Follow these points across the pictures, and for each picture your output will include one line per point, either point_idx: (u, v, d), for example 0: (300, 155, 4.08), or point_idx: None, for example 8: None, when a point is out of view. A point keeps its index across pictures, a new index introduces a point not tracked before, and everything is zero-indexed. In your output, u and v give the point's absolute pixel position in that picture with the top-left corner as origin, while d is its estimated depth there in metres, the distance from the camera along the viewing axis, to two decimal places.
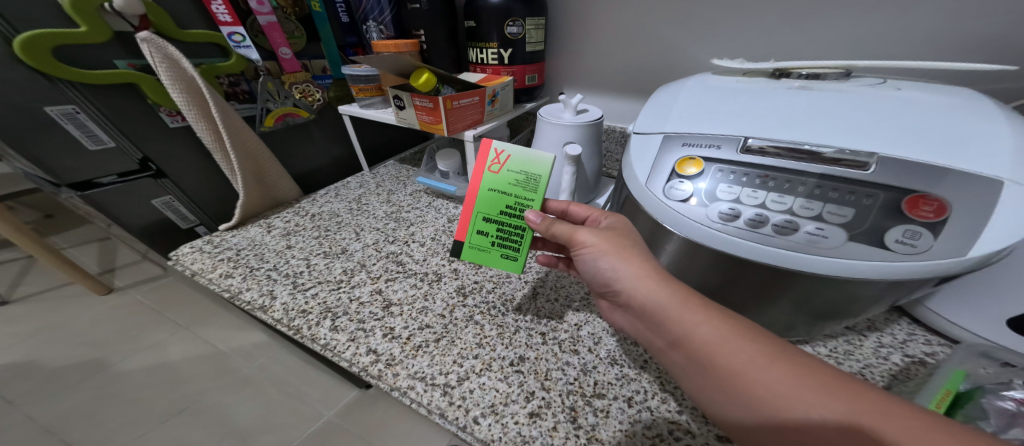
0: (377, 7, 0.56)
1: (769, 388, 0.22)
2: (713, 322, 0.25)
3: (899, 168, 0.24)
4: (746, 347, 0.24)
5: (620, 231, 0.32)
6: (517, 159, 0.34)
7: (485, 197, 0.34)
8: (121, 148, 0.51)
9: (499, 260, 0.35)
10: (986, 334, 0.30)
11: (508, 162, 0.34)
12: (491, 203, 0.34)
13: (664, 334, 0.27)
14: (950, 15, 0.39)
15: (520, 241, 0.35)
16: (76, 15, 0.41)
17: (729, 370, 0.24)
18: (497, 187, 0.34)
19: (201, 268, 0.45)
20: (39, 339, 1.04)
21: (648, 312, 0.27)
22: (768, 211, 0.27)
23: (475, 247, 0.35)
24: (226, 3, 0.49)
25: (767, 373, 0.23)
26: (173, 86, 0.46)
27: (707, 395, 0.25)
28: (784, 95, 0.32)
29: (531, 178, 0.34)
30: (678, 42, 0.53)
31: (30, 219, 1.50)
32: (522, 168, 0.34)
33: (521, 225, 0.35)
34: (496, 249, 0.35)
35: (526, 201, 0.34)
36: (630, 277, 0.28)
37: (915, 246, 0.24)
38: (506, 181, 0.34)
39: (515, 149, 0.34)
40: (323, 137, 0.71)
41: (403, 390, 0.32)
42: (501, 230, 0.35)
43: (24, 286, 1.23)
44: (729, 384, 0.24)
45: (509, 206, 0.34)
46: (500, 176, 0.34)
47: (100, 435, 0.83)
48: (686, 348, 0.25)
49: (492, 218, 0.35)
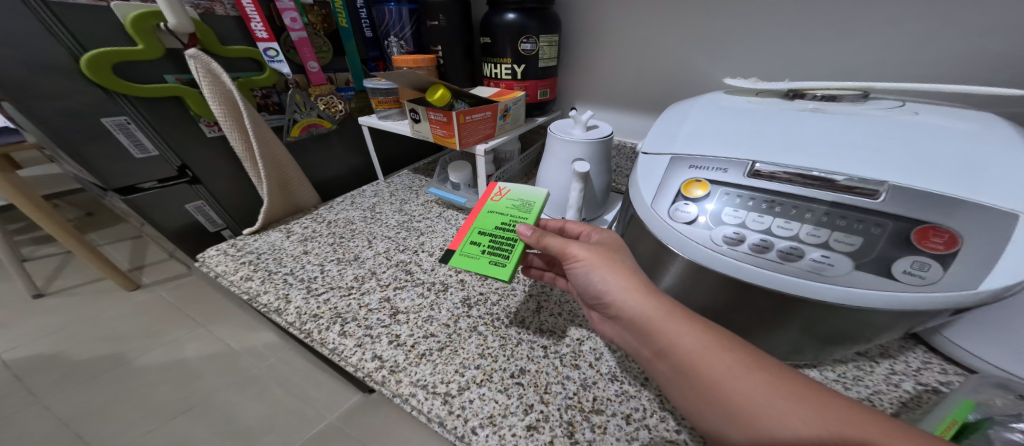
0: (398, 23, 0.58)
1: (750, 398, 0.23)
2: (695, 332, 0.26)
3: (912, 197, 0.24)
4: (728, 358, 0.24)
5: (611, 245, 0.33)
6: (516, 191, 0.39)
7: (482, 216, 0.38)
8: (162, 156, 0.54)
9: (488, 265, 0.34)
10: (1005, 365, 0.29)
11: (508, 194, 0.39)
12: (488, 220, 0.37)
13: (650, 342, 0.27)
14: (968, 38, 0.38)
15: (510, 250, 0.34)
16: (136, 34, 0.45)
17: (712, 379, 0.24)
18: (495, 209, 0.38)
19: (224, 270, 0.48)
20: (68, 332, 1.10)
21: (636, 322, 0.28)
22: (773, 237, 0.27)
23: (465, 254, 0.35)
24: (264, 20, 0.52)
25: (749, 384, 0.23)
26: (214, 100, 0.50)
27: (693, 406, 0.25)
28: (795, 117, 0.32)
29: (528, 204, 0.38)
30: (690, 59, 0.54)
31: (72, 217, 1.60)
32: (520, 197, 0.38)
33: (514, 238, 0.35)
34: (486, 257, 0.35)
35: (522, 220, 0.36)
36: (619, 288, 0.29)
37: (924, 277, 0.23)
38: (504, 205, 0.38)
39: (515, 185, 0.40)
40: (342, 148, 0.74)
41: (404, 397, 0.33)
42: (493, 241, 0.35)
43: (59, 280, 1.31)
44: (712, 394, 0.24)
45: (504, 222, 0.36)
46: (500, 203, 0.38)
47: (113, 428, 0.87)
48: (670, 357, 0.26)
49: (486, 232, 0.36)
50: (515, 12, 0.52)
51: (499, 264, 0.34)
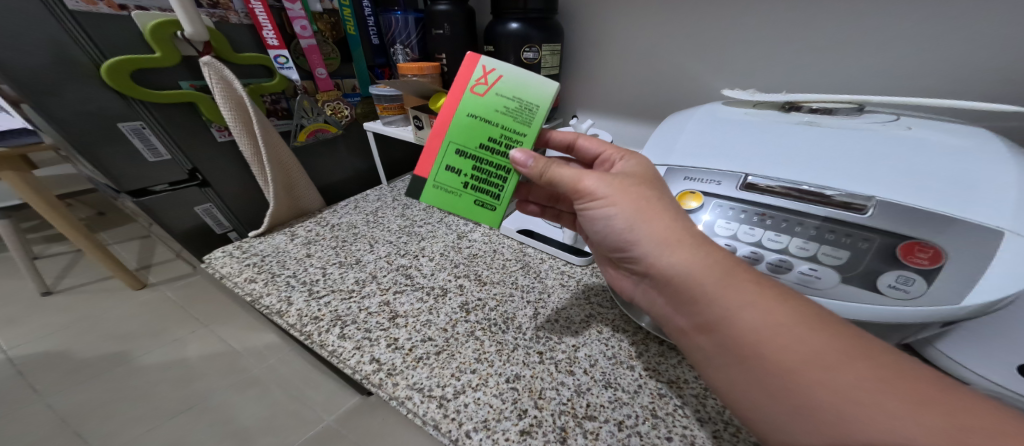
0: (404, 31, 0.60)
1: (827, 383, 0.22)
2: (767, 309, 0.25)
3: (899, 212, 0.24)
4: (808, 341, 0.23)
5: (640, 176, 0.31)
6: (510, 81, 0.31)
7: (464, 124, 0.32)
8: (174, 159, 0.56)
9: (472, 205, 0.33)
10: (992, 375, 0.29)
11: (497, 84, 0.31)
12: (470, 134, 0.32)
13: (696, 315, 0.28)
14: (962, 55, 0.39)
15: (500, 187, 0.33)
16: (154, 43, 0.47)
17: (784, 362, 0.24)
18: (480, 113, 0.32)
19: (229, 271, 0.49)
20: (75, 330, 1.12)
21: (694, 291, 0.27)
22: (763, 249, 0.28)
23: (441, 186, 0.34)
24: (275, 28, 0.54)
25: (829, 368, 0.22)
26: (225, 105, 0.51)
27: (751, 387, 0.25)
28: (789, 130, 0.32)
29: (524, 107, 0.31)
30: (690, 70, 0.54)
31: (85, 216, 1.64)
32: (513, 93, 0.31)
33: (505, 166, 0.32)
34: (470, 193, 0.33)
35: (515, 134, 0.32)
36: (670, 246, 0.28)
37: (907, 292, 0.24)
38: (494, 107, 0.31)
39: (509, 69, 0.31)
40: (348, 152, 0.76)
41: (400, 399, 0.34)
42: (478, 168, 0.33)
43: (68, 278, 1.34)
44: (783, 376, 0.24)
45: (492, 138, 0.32)
46: (487, 99, 0.31)
47: (113, 426, 0.88)
48: (717, 330, 0.26)
49: (467, 153, 0.32)
50: (518, 22, 0.53)
51: (485, 203, 0.33)
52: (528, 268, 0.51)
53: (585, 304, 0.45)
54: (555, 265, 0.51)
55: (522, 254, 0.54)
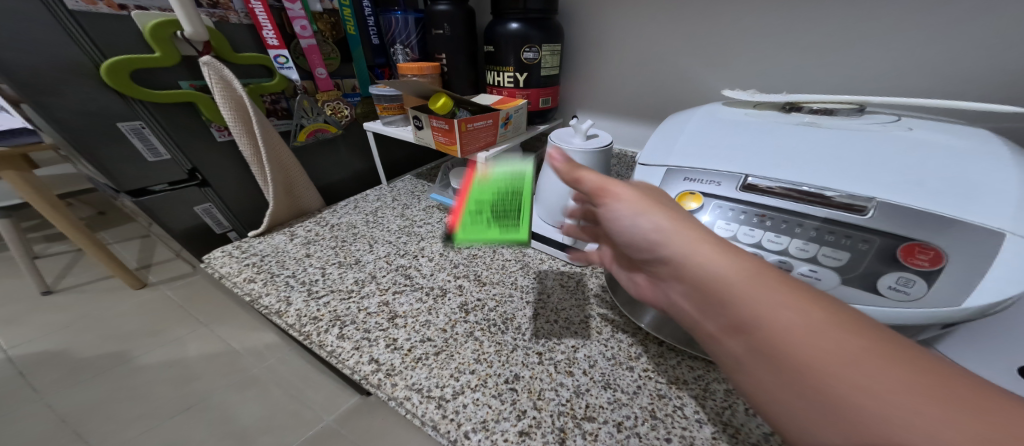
0: (404, 31, 0.60)
1: (895, 401, 0.17)
2: (795, 307, 0.21)
3: (899, 214, 0.24)
4: (848, 344, 0.19)
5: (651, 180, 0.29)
6: (502, 164, 0.42)
7: (481, 187, 0.39)
8: (174, 159, 0.56)
9: (500, 231, 0.36)
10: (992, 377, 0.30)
11: (496, 167, 0.42)
12: (487, 190, 0.39)
13: (720, 317, 0.23)
14: (963, 57, 0.39)
15: (519, 216, 0.38)
16: (154, 43, 0.47)
17: (828, 374, 0.19)
18: (491, 179, 0.40)
19: (228, 271, 0.49)
20: (75, 329, 1.13)
21: (709, 287, 0.23)
22: (763, 250, 0.28)
23: (473, 227, 0.37)
24: (275, 28, 0.54)
25: (886, 379, 0.17)
26: (225, 106, 0.51)
27: (797, 410, 0.20)
28: (789, 131, 0.32)
29: (520, 173, 0.41)
30: (690, 70, 0.54)
31: (86, 215, 1.64)
32: (510, 168, 0.41)
33: (517, 207, 0.39)
34: (496, 224, 0.37)
35: (519, 189, 0.40)
36: (682, 238, 0.24)
37: (909, 293, 0.24)
38: (501, 177, 0.40)
39: (504, 159, 0.43)
40: (348, 152, 0.76)
41: (399, 400, 0.34)
42: (499, 211, 0.38)
43: (69, 277, 1.34)
44: (830, 392, 0.18)
45: (503, 193, 0.39)
46: (492, 174, 0.41)
47: (112, 425, 0.88)
48: (744, 332, 0.22)
49: (487, 203, 0.39)
50: (518, 22, 0.53)
51: (510, 227, 0.37)
52: (528, 268, 0.51)
53: (585, 305, 0.44)
54: (554, 265, 0.51)
55: (522, 254, 0.54)
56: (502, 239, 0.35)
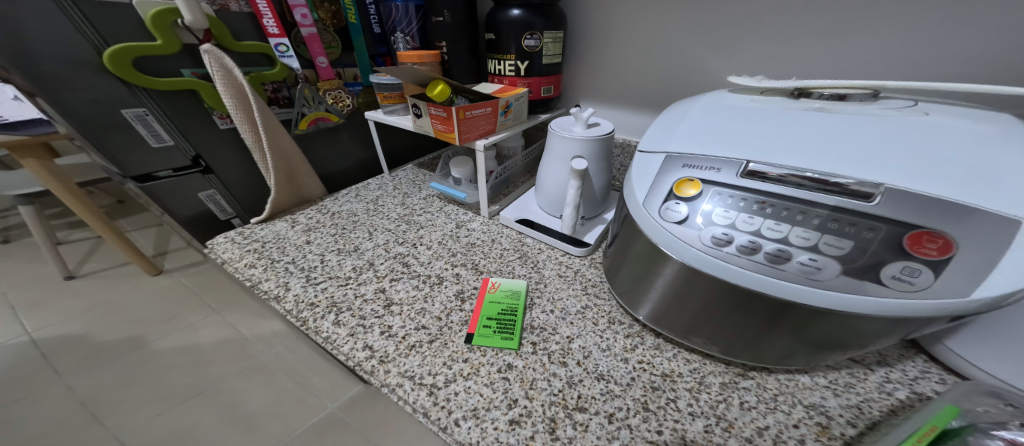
0: (405, 19, 0.58)
1: None
2: None
3: (906, 202, 0.23)
4: None
5: None
6: (505, 283, 0.45)
7: (488, 306, 0.42)
8: (178, 146, 0.58)
9: (500, 339, 0.38)
10: (1000, 374, 0.29)
11: (499, 287, 0.45)
12: (491, 309, 0.41)
13: None
14: (993, 37, 0.36)
15: (514, 321, 0.40)
16: (156, 30, 0.48)
17: None
18: (496, 303, 0.42)
19: (230, 257, 0.50)
20: (94, 314, 1.17)
21: None
22: (762, 239, 0.26)
23: (483, 333, 0.39)
24: (275, 17, 0.55)
25: None
26: (225, 92, 0.52)
27: None
28: (797, 117, 0.31)
29: (514, 301, 0.42)
30: (699, 57, 0.52)
31: (105, 203, 1.71)
32: (511, 290, 0.44)
33: (513, 314, 0.41)
34: (498, 330, 0.39)
35: (513, 305, 0.42)
36: None
37: (913, 283, 0.23)
38: (501, 303, 0.42)
39: (503, 278, 0.46)
40: (350, 141, 0.76)
41: (391, 386, 0.34)
42: (501, 320, 0.40)
43: (89, 264, 1.39)
44: None
45: (503, 310, 0.41)
46: (494, 297, 0.43)
47: (126, 408, 0.91)
48: None
49: (492, 318, 0.40)
50: (520, 8, 0.52)
51: (508, 337, 0.38)
52: (526, 258, 0.50)
53: (583, 296, 0.44)
54: (553, 255, 0.51)
55: (520, 244, 0.53)
56: (497, 346, 0.37)
